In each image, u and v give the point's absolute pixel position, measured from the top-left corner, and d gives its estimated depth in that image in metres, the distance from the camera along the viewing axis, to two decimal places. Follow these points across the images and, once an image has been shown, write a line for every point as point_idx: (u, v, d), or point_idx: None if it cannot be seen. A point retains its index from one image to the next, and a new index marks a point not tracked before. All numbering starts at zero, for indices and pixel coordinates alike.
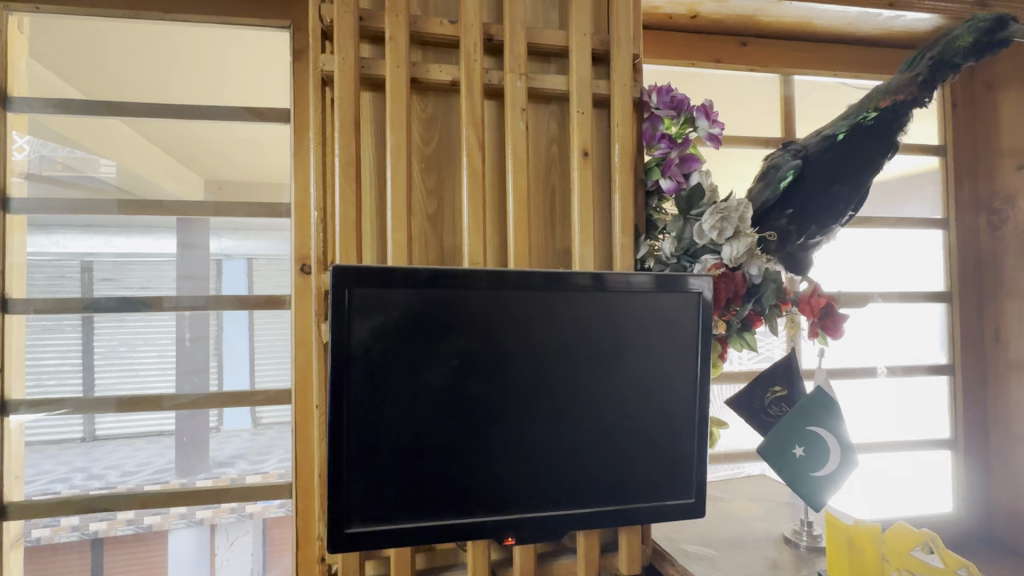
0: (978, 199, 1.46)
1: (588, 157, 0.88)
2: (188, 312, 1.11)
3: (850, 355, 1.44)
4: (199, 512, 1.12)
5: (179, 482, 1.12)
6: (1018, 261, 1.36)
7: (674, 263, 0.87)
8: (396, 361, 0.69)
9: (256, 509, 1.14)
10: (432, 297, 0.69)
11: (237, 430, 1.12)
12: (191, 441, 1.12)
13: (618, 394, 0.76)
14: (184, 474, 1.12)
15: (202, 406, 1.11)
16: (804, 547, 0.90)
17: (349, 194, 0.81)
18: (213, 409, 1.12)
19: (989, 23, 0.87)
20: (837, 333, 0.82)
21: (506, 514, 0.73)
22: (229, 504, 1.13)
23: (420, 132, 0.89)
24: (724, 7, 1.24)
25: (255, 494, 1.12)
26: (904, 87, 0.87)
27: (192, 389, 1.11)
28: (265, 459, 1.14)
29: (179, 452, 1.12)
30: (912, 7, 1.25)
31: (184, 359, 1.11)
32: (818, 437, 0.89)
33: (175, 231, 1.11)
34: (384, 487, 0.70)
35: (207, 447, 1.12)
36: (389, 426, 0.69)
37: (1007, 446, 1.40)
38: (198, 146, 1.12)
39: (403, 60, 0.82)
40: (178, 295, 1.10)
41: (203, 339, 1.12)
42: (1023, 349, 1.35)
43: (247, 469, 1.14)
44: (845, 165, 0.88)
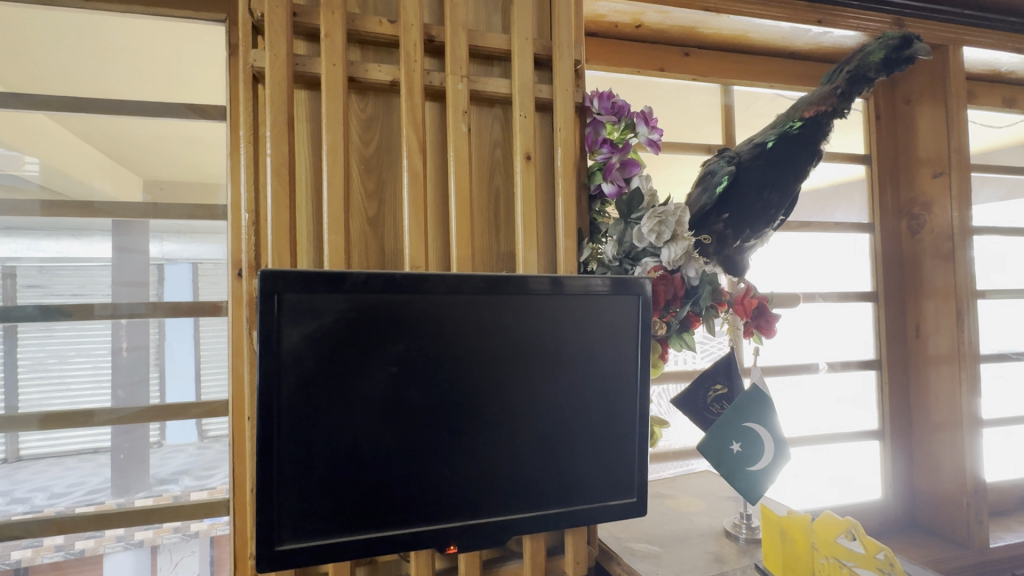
0: (900, 205, 1.57)
1: (530, 161, 0.89)
2: (126, 320, 1.03)
3: (789, 353, 1.51)
4: (139, 533, 1.05)
5: (115, 503, 1.04)
6: (935, 263, 1.47)
7: (616, 266, 0.89)
8: (332, 369, 0.67)
9: (202, 527, 1.07)
10: (369, 303, 0.67)
11: (181, 445, 1.06)
12: (129, 458, 1.04)
13: (559, 397, 0.76)
14: (122, 493, 1.04)
15: (142, 419, 1.04)
16: (743, 539, 0.93)
17: (284, 196, 0.78)
18: (157, 422, 1.04)
19: (898, 40, 0.93)
20: (770, 331, 0.86)
21: (448, 522, 0.72)
22: (172, 523, 1.05)
23: (360, 133, 0.87)
24: (666, 18, 1.28)
25: (199, 512, 1.06)
26: (825, 99, 0.92)
27: (125, 403, 1.03)
28: (213, 473, 1.07)
29: (116, 471, 1.03)
30: (838, 25, 1.33)
31: (122, 371, 1.03)
32: (754, 433, 0.92)
33: (112, 234, 1.04)
34: (319, 500, 0.67)
35: (147, 462, 1.05)
36: (325, 436, 0.67)
37: (928, 435, 1.50)
38: (139, 143, 1.05)
39: (339, 58, 0.80)
40: (115, 301, 1.03)
41: (142, 348, 1.04)
42: (940, 344, 1.45)
43: (192, 485, 1.07)
44: (775, 171, 0.92)
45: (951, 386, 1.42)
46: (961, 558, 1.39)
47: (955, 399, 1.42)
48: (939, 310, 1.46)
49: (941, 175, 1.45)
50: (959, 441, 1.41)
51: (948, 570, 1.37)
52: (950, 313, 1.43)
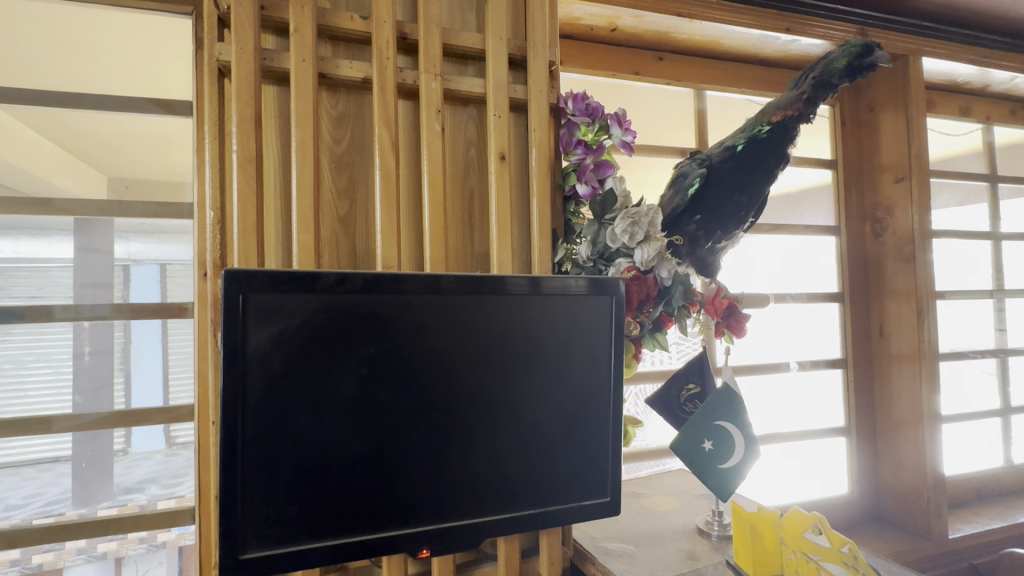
0: (864, 209, 1.62)
1: (505, 161, 0.88)
2: (88, 322, 0.99)
3: (761, 353, 1.54)
4: (102, 545, 1.00)
5: (76, 513, 0.99)
6: (897, 264, 1.52)
7: (590, 266, 0.89)
8: (299, 371, 0.65)
9: (170, 537, 1.03)
10: (339, 303, 0.66)
11: (148, 452, 1.01)
12: (91, 467, 0.99)
13: (533, 397, 0.76)
14: (83, 503, 1.00)
15: (106, 426, 0.99)
16: (715, 536, 0.95)
17: (250, 194, 0.76)
18: (121, 428, 1.00)
19: (860, 48, 0.96)
20: (740, 331, 0.87)
21: (420, 526, 0.71)
22: (138, 533, 1.01)
23: (331, 131, 0.85)
24: (641, 23, 1.30)
25: (166, 521, 1.02)
26: (791, 103, 0.94)
27: (87, 408, 0.99)
28: (181, 481, 1.04)
29: (77, 480, 0.99)
30: (806, 33, 1.37)
31: (84, 376, 0.99)
32: (725, 431, 0.94)
33: (73, 233, 0.99)
34: (286, 505, 0.65)
35: (111, 471, 1.00)
36: (292, 441, 0.65)
37: (892, 431, 1.55)
38: (103, 138, 1.01)
39: (309, 54, 0.78)
40: (77, 303, 0.98)
41: (106, 352, 1.00)
42: (903, 343, 1.51)
43: (159, 494, 1.03)
44: (745, 174, 0.94)
45: (913, 383, 1.48)
46: (922, 549, 1.43)
47: (916, 396, 1.47)
48: (901, 310, 1.51)
49: (903, 180, 1.50)
50: (920, 437, 1.46)
51: (910, 561, 1.42)
52: (911, 313, 1.48)
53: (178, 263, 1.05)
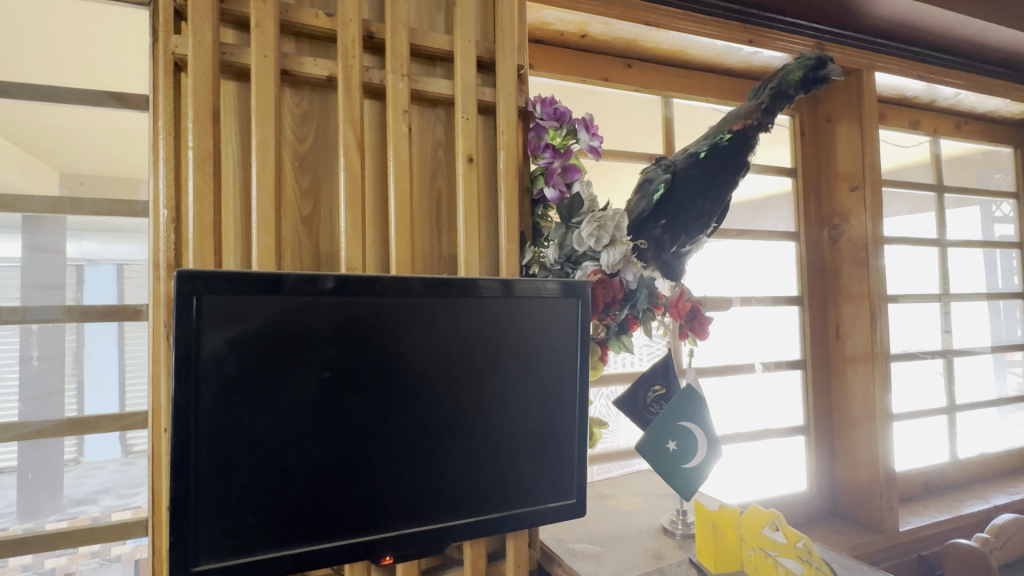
0: (822, 216, 1.69)
1: (473, 163, 0.88)
2: (37, 325, 0.94)
3: (726, 355, 1.58)
4: (49, 561, 0.94)
5: (21, 528, 0.93)
6: (853, 269, 1.59)
7: (557, 269, 0.90)
8: (257, 375, 0.63)
9: (125, 550, 0.98)
10: (299, 306, 0.64)
11: (102, 461, 0.97)
12: (38, 478, 0.94)
13: (499, 401, 0.76)
14: (30, 517, 0.94)
15: (55, 434, 0.94)
16: (679, 535, 0.97)
17: (207, 192, 0.73)
18: (72, 436, 0.95)
19: (815, 61, 1.00)
20: (703, 333, 0.89)
21: (384, 532, 0.70)
22: (90, 547, 0.95)
23: (294, 129, 0.83)
24: (609, 30, 1.32)
25: (122, 532, 0.97)
26: (751, 113, 0.97)
27: (36, 415, 0.93)
28: (137, 492, 1.00)
29: (22, 493, 0.93)
30: (767, 45, 1.42)
31: (31, 382, 0.93)
32: (689, 431, 0.96)
33: (20, 232, 0.93)
34: (242, 515, 0.63)
35: (60, 483, 0.95)
36: (249, 448, 0.63)
37: (848, 429, 1.61)
38: (53, 133, 0.96)
39: (270, 49, 0.76)
40: (24, 305, 0.92)
41: (57, 357, 0.94)
42: (858, 344, 1.57)
43: (113, 506, 0.99)
44: (708, 180, 0.97)
45: (868, 384, 1.54)
46: (874, 542, 1.50)
47: (869, 396, 1.54)
48: (856, 313, 1.58)
49: (857, 189, 1.57)
50: (873, 434, 1.53)
51: (863, 554, 1.48)
52: (865, 316, 1.55)
53: (135, 263, 1.00)
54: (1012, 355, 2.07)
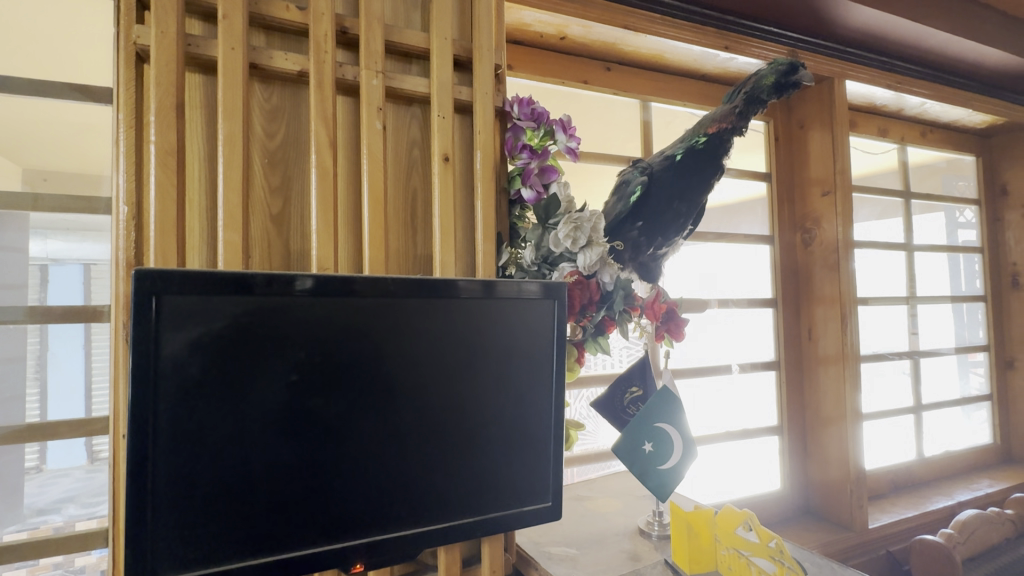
0: (795, 219, 1.72)
1: (449, 162, 0.87)
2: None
3: (703, 356, 1.60)
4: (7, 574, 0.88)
5: None
6: (824, 272, 1.62)
7: (534, 270, 0.89)
8: (221, 378, 0.61)
9: (90, 561, 0.93)
10: (266, 306, 0.62)
11: (67, 469, 0.92)
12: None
13: (474, 403, 0.75)
14: None
15: (15, 441, 0.88)
16: (655, 536, 0.97)
17: (170, 188, 0.71)
18: (33, 443, 0.89)
19: (787, 66, 1.02)
20: (679, 335, 0.90)
21: (354, 539, 0.68)
22: (52, 558, 0.90)
23: (264, 125, 0.81)
24: (589, 33, 1.32)
25: (87, 543, 0.92)
26: (725, 116, 0.99)
27: None
28: (103, 500, 0.96)
29: None
30: (742, 52, 1.44)
31: None
32: (664, 432, 0.96)
33: None
34: (204, 524, 0.61)
35: (21, 492, 0.90)
36: (211, 454, 0.61)
37: (820, 429, 1.64)
38: (10, 124, 0.91)
39: (238, 42, 0.74)
40: None
41: (17, 360, 0.90)
42: (829, 345, 1.61)
43: (78, 515, 0.94)
44: (683, 182, 0.97)
45: (839, 384, 1.58)
46: (845, 539, 1.53)
47: (840, 396, 1.57)
48: (828, 315, 1.61)
49: (828, 194, 1.61)
50: (844, 433, 1.56)
51: (834, 552, 1.51)
52: (836, 317, 1.58)
53: (102, 262, 0.96)
54: (975, 356, 2.15)
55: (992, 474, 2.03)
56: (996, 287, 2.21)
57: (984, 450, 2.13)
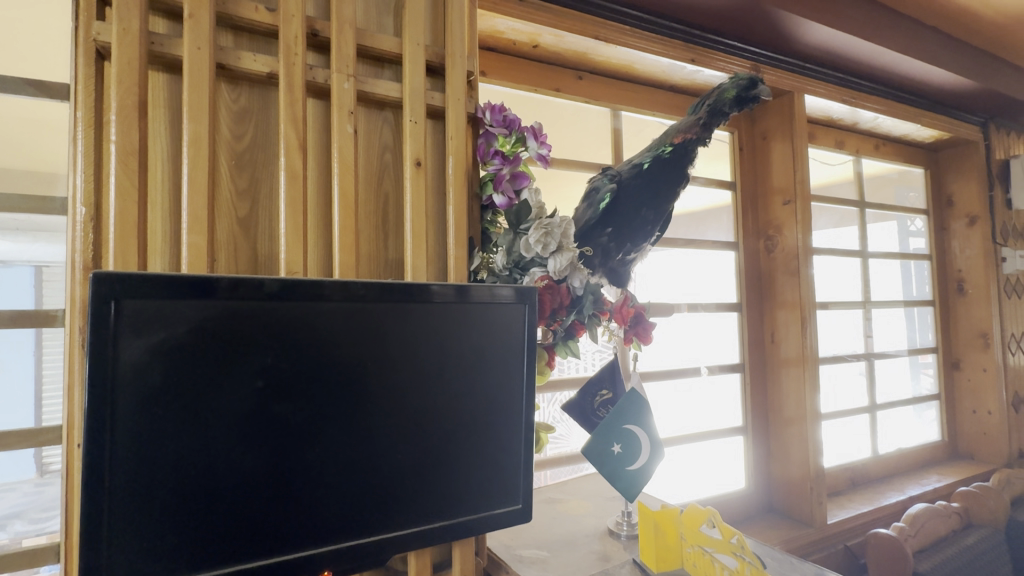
0: (758, 227, 1.79)
1: (421, 167, 0.87)
2: None
3: (672, 360, 1.64)
4: None
5: None
6: (786, 278, 1.69)
7: (506, 275, 0.90)
8: (184, 385, 0.60)
9: None
10: (231, 311, 0.61)
11: (13, 483, 0.88)
12: None
13: (444, 407, 0.75)
14: None
15: None
16: (624, 536, 0.99)
17: (131, 189, 0.69)
18: None
19: (747, 81, 1.06)
20: (647, 339, 0.92)
21: (323, 546, 0.67)
22: None
23: (230, 126, 0.80)
24: (561, 42, 1.35)
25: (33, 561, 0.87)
26: (690, 127, 1.02)
27: None
28: (54, 515, 0.92)
29: None
30: (708, 65, 1.50)
31: None
32: (633, 434, 0.98)
33: None
34: (165, 535, 0.59)
35: None
36: (173, 463, 0.59)
37: (782, 429, 1.70)
38: None
39: (205, 42, 0.72)
40: None
41: None
42: (791, 348, 1.67)
43: (25, 531, 0.90)
44: (651, 190, 1.00)
45: (798, 385, 1.65)
46: (805, 535, 1.59)
47: (801, 397, 1.64)
48: (789, 318, 1.68)
49: (789, 203, 1.68)
50: (805, 433, 1.62)
51: (795, 547, 1.57)
52: (797, 321, 1.65)
53: (55, 264, 0.92)
54: (925, 357, 2.27)
55: (941, 470, 2.14)
56: (943, 292, 2.34)
57: (934, 447, 2.25)
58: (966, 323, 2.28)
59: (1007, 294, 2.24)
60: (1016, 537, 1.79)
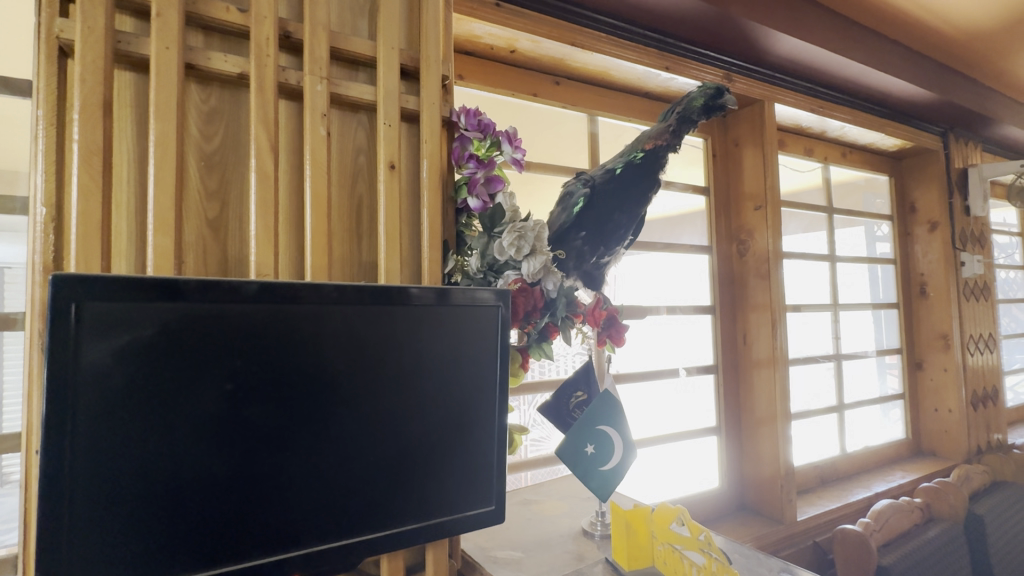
0: (731, 232, 1.83)
1: (395, 170, 0.88)
2: None
3: (649, 362, 1.67)
4: None
5: None
6: (757, 281, 1.73)
7: (479, 278, 0.91)
8: (149, 388, 0.59)
9: None
10: (199, 313, 0.61)
11: None
12: None
13: (416, 409, 0.75)
14: None
15: None
16: (598, 536, 1.01)
17: (94, 190, 0.67)
18: None
19: (714, 90, 1.09)
20: (619, 341, 0.93)
21: (292, 550, 0.67)
22: None
23: (200, 127, 0.79)
24: (538, 47, 1.36)
25: None
26: (661, 134, 1.04)
27: None
28: (11, 528, 0.88)
29: None
30: (682, 72, 1.54)
31: None
32: (606, 435, 0.99)
33: None
34: (128, 541, 0.58)
35: None
36: (137, 468, 0.58)
37: (754, 429, 1.74)
38: None
39: (173, 41, 0.71)
40: None
41: None
42: (762, 349, 1.71)
43: None
44: (624, 195, 1.02)
45: (769, 386, 1.69)
46: (776, 532, 1.63)
47: (772, 397, 1.68)
48: (760, 321, 1.72)
49: (760, 208, 1.73)
50: (776, 433, 1.67)
51: (766, 543, 1.60)
52: (768, 323, 1.70)
53: (17, 266, 0.89)
54: (891, 358, 2.35)
55: (905, 467, 2.22)
56: (907, 295, 2.43)
57: (899, 445, 2.33)
58: (928, 324, 2.37)
59: (965, 297, 2.34)
60: (974, 530, 1.86)
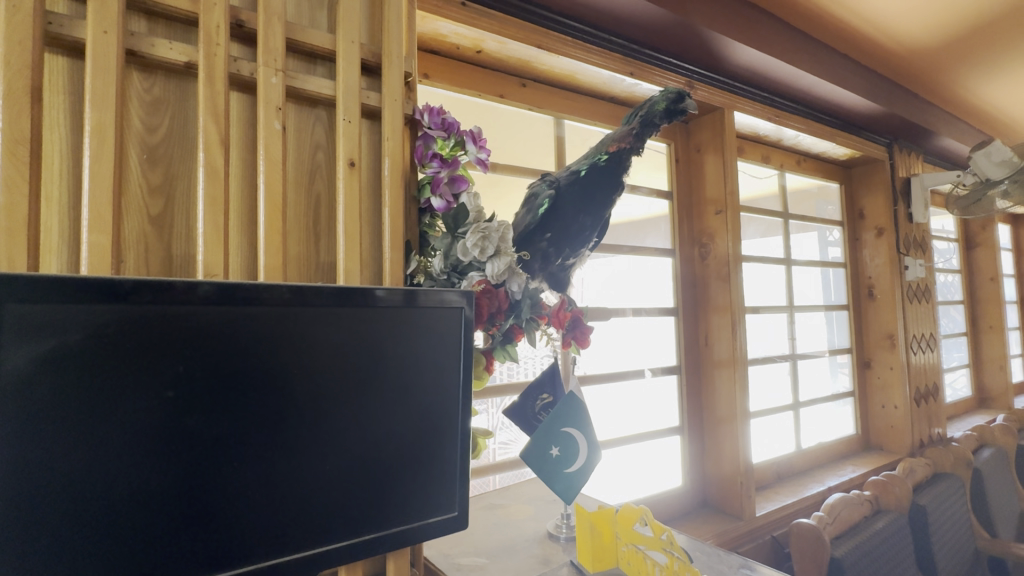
0: (693, 235, 1.88)
1: (354, 168, 0.85)
2: None
3: (614, 364, 1.68)
4: None
5: None
6: (718, 284, 1.78)
7: (443, 279, 0.89)
8: (80, 396, 0.54)
9: None
10: (138, 316, 0.57)
11: None
12: None
13: (374, 414, 0.73)
14: None
15: None
16: (563, 539, 1.00)
17: (20, 182, 0.62)
18: None
19: (675, 94, 1.11)
20: (584, 342, 0.94)
21: (238, 566, 0.63)
22: None
23: (143, 117, 0.74)
24: (503, 49, 1.36)
25: None
26: (624, 137, 1.05)
27: None
28: None
29: None
30: (646, 79, 1.56)
31: None
32: (571, 437, 0.99)
33: None
34: (53, 565, 0.54)
35: None
36: (63, 483, 0.54)
37: (716, 428, 1.78)
38: None
39: (112, 25, 0.67)
40: None
41: None
42: (723, 350, 1.76)
43: None
44: (588, 197, 1.03)
45: (729, 386, 1.74)
46: (736, 529, 1.67)
47: (731, 397, 1.73)
48: (722, 322, 1.77)
49: (720, 213, 1.78)
50: (735, 431, 1.71)
51: (726, 540, 1.64)
52: (728, 324, 1.75)
53: None
54: (842, 357, 2.46)
55: (855, 461, 2.32)
56: (857, 297, 2.55)
57: (850, 441, 2.43)
58: (876, 325, 2.49)
59: (909, 299, 2.48)
60: (917, 520, 1.96)
